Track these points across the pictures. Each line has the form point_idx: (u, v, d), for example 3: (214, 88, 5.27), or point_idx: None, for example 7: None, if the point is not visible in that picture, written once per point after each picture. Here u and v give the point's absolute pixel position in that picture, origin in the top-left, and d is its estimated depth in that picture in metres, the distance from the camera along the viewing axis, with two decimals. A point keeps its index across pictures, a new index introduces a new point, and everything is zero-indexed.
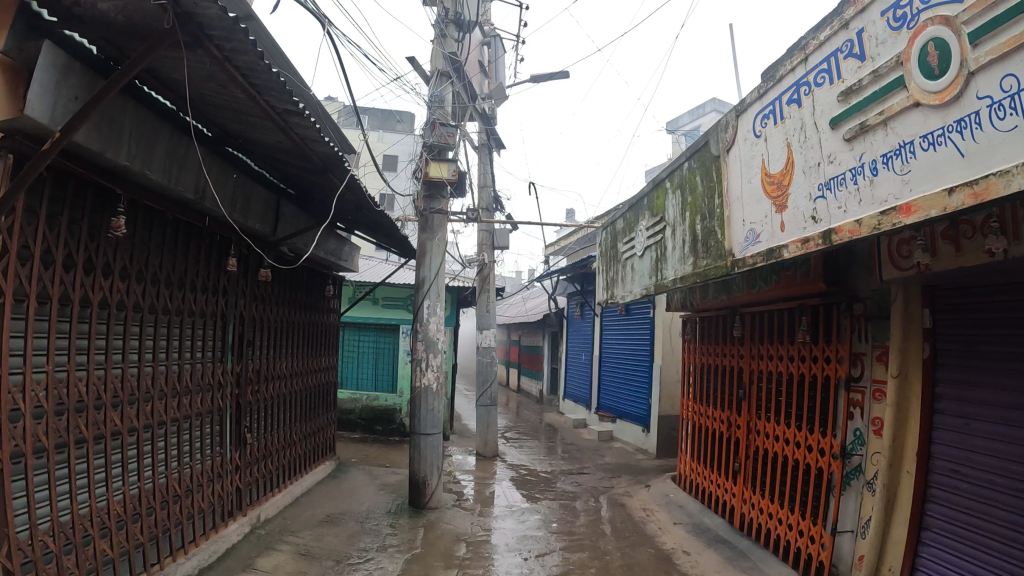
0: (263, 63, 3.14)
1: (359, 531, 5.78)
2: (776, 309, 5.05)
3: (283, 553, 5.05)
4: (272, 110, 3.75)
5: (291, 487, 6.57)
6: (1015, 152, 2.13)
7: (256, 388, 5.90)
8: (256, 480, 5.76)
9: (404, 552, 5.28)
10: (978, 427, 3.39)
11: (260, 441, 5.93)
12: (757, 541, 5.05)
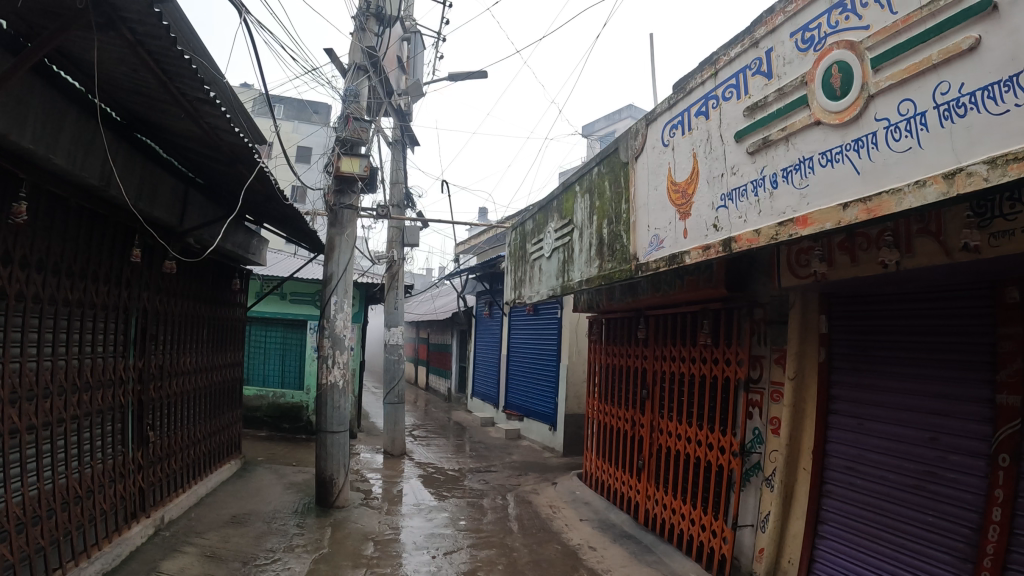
0: (177, 49, 3.03)
1: (267, 531, 5.62)
2: (679, 311, 5.18)
3: (188, 555, 4.87)
4: (183, 99, 3.64)
5: (195, 487, 6.34)
6: (909, 171, 2.27)
7: (159, 384, 5.66)
8: (158, 480, 5.52)
9: (311, 552, 5.17)
10: (870, 426, 3.57)
11: (162, 439, 5.69)
12: (661, 536, 5.18)
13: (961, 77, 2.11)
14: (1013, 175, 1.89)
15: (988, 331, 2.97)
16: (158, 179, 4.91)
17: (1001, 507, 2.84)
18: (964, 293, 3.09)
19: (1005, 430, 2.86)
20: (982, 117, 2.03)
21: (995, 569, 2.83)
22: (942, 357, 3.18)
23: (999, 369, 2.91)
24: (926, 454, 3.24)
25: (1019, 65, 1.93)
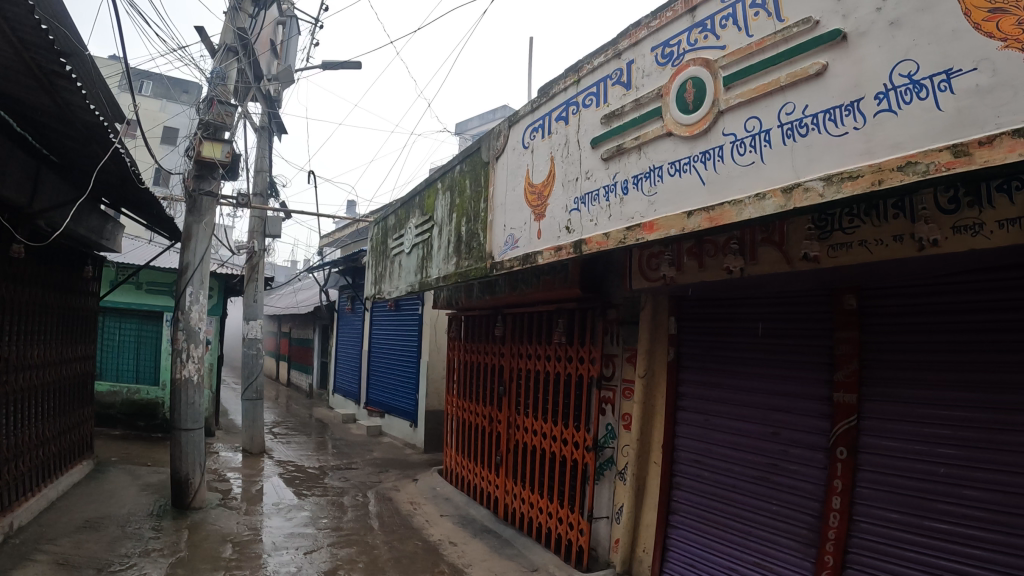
0: (32, 18, 2.83)
1: (121, 535, 5.30)
2: (535, 310, 5.30)
3: (40, 564, 4.51)
4: (36, 69, 3.41)
5: (46, 490, 5.85)
6: (750, 184, 2.44)
7: (5, 378, 5.21)
8: (7, 483, 5.08)
9: (167, 556, 4.93)
10: (715, 422, 3.75)
11: (9, 439, 5.24)
12: (520, 529, 5.27)
13: (806, 99, 2.29)
14: (847, 192, 2.08)
15: (827, 334, 3.20)
16: (8, 155, 4.52)
17: (839, 496, 3.06)
18: (804, 298, 3.31)
19: (842, 425, 3.09)
20: (822, 138, 2.21)
21: (837, 553, 3.03)
22: (785, 358, 3.41)
23: (838, 370, 3.13)
24: (770, 447, 3.44)
25: (860, 91, 2.11)
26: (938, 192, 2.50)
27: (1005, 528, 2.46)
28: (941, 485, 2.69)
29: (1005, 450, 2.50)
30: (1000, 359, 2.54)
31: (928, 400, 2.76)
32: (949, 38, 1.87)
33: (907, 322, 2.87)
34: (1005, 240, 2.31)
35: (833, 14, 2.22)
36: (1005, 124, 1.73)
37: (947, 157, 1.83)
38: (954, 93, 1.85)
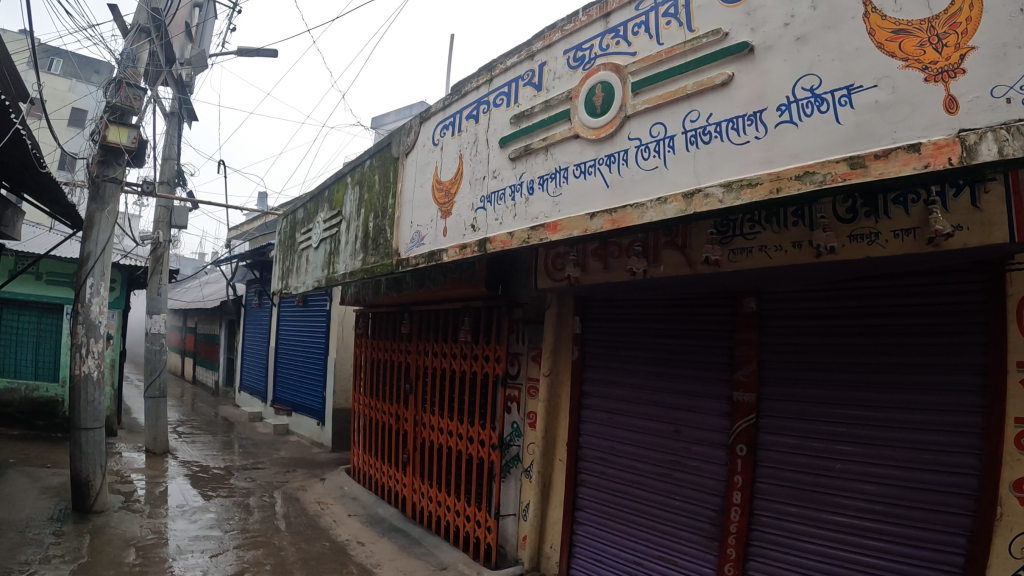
0: None
1: (17, 542, 5.01)
2: (442, 308, 5.27)
3: None
4: None
5: None
6: (654, 189, 2.50)
7: None
8: None
9: (68, 562, 4.69)
10: (619, 420, 3.82)
11: None
12: (429, 528, 5.20)
13: (710, 108, 2.36)
14: (746, 198, 2.16)
15: (727, 335, 3.30)
16: None
17: (740, 491, 3.14)
18: (707, 300, 3.41)
19: (742, 423, 3.17)
20: (724, 145, 2.29)
21: (739, 546, 3.11)
22: (687, 358, 3.48)
23: (737, 370, 3.21)
24: (671, 445, 3.51)
25: (763, 102, 2.20)
26: (837, 202, 2.58)
27: (903, 521, 2.62)
28: (838, 480, 2.82)
29: (900, 447, 2.65)
30: (893, 362, 2.69)
31: (824, 399, 2.89)
32: (853, 55, 1.99)
33: (804, 324, 2.99)
34: (900, 249, 2.40)
35: (742, 27, 2.30)
36: (901, 139, 1.86)
37: (844, 168, 1.94)
38: (854, 107, 1.97)
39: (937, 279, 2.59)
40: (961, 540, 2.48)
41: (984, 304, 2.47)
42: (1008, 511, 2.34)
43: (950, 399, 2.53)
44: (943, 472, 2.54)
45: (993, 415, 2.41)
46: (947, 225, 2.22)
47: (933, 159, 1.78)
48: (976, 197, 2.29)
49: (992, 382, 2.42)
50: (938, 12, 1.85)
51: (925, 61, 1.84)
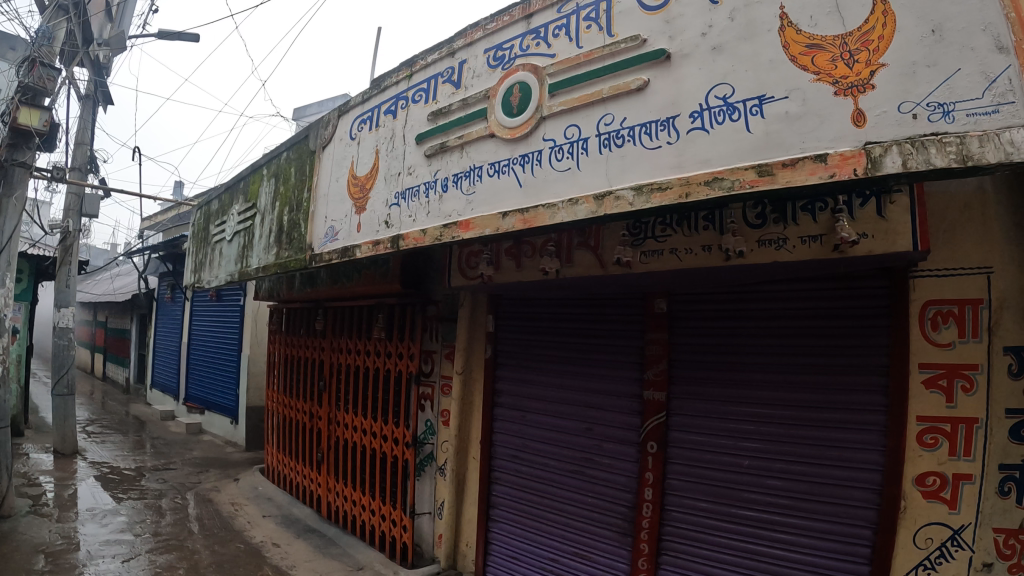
0: None
1: None
2: (356, 305, 5.06)
3: None
4: None
5: None
6: (566, 190, 2.52)
7: None
8: None
9: None
10: (531, 418, 3.83)
11: None
12: (344, 528, 4.99)
13: (624, 112, 2.38)
14: (656, 203, 2.19)
15: (638, 335, 3.35)
16: None
17: (651, 488, 3.18)
18: (619, 300, 3.45)
19: (652, 421, 3.22)
20: (636, 149, 2.33)
21: (651, 540, 3.15)
22: (600, 357, 3.52)
23: (647, 369, 3.27)
24: (583, 442, 3.54)
25: (676, 109, 2.24)
26: (747, 208, 2.60)
27: (810, 514, 2.72)
28: (746, 476, 2.89)
29: (805, 443, 2.75)
30: (801, 362, 2.78)
31: (733, 398, 2.96)
32: (766, 67, 2.08)
33: (714, 325, 3.07)
34: (806, 255, 2.46)
35: (660, 34, 2.33)
36: (809, 149, 1.96)
37: (752, 176, 2.00)
38: (764, 117, 2.05)
39: (843, 285, 2.70)
40: (866, 532, 2.59)
41: (887, 308, 2.59)
42: (911, 504, 2.47)
43: (855, 398, 2.64)
44: (846, 467, 2.65)
45: (895, 414, 2.53)
46: (852, 233, 2.28)
47: (840, 169, 1.87)
48: (882, 207, 2.36)
49: (895, 382, 2.54)
50: (852, 29, 1.95)
51: (837, 76, 1.94)
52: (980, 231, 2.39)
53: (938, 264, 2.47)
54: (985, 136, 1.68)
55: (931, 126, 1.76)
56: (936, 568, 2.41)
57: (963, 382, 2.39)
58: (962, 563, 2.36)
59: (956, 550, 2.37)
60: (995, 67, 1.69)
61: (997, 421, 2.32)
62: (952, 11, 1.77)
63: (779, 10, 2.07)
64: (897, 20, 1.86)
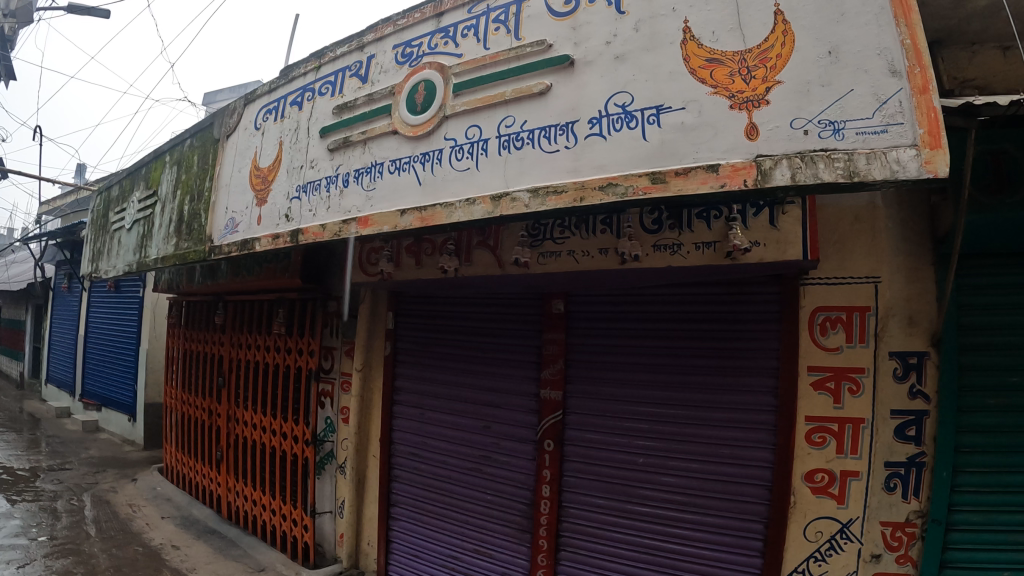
0: None
1: None
2: (258, 299, 4.77)
3: None
4: None
5: None
6: (462, 190, 2.47)
7: None
8: None
9: None
10: (431, 416, 3.74)
11: None
12: (245, 529, 4.78)
13: (525, 115, 2.38)
14: (550, 205, 2.20)
15: (535, 334, 3.36)
16: None
17: (549, 485, 3.20)
18: (517, 300, 3.45)
19: (549, 419, 3.23)
20: (534, 153, 2.33)
21: (550, 537, 3.17)
22: (497, 357, 3.49)
23: (544, 368, 3.28)
24: (481, 440, 3.51)
25: (575, 114, 2.27)
26: (644, 214, 2.65)
27: (704, 509, 2.79)
28: (641, 473, 2.95)
29: (696, 441, 2.83)
30: (694, 364, 2.86)
31: (628, 398, 3.02)
32: (665, 78, 2.14)
33: (611, 326, 3.11)
34: (701, 261, 2.53)
35: (566, 40, 2.36)
36: (701, 159, 2.02)
37: (645, 183, 2.05)
38: (660, 126, 2.11)
39: (736, 290, 2.79)
40: (757, 526, 2.69)
41: (777, 313, 2.69)
42: (801, 500, 2.61)
43: (746, 399, 2.74)
44: (737, 464, 2.74)
45: (784, 416, 2.64)
46: (746, 241, 2.32)
47: (730, 180, 1.96)
48: (774, 217, 2.44)
49: (784, 384, 2.65)
50: (751, 46, 2.04)
51: (733, 90, 2.03)
52: (870, 244, 2.54)
53: (827, 273, 2.60)
54: (871, 154, 1.78)
55: (821, 142, 1.88)
56: (826, 559, 2.56)
57: (849, 384, 2.54)
58: (852, 555, 2.52)
59: (845, 542, 2.53)
60: (887, 89, 1.80)
61: (881, 421, 2.49)
62: (849, 35, 1.89)
63: (683, 24, 2.15)
64: (796, 40, 1.96)
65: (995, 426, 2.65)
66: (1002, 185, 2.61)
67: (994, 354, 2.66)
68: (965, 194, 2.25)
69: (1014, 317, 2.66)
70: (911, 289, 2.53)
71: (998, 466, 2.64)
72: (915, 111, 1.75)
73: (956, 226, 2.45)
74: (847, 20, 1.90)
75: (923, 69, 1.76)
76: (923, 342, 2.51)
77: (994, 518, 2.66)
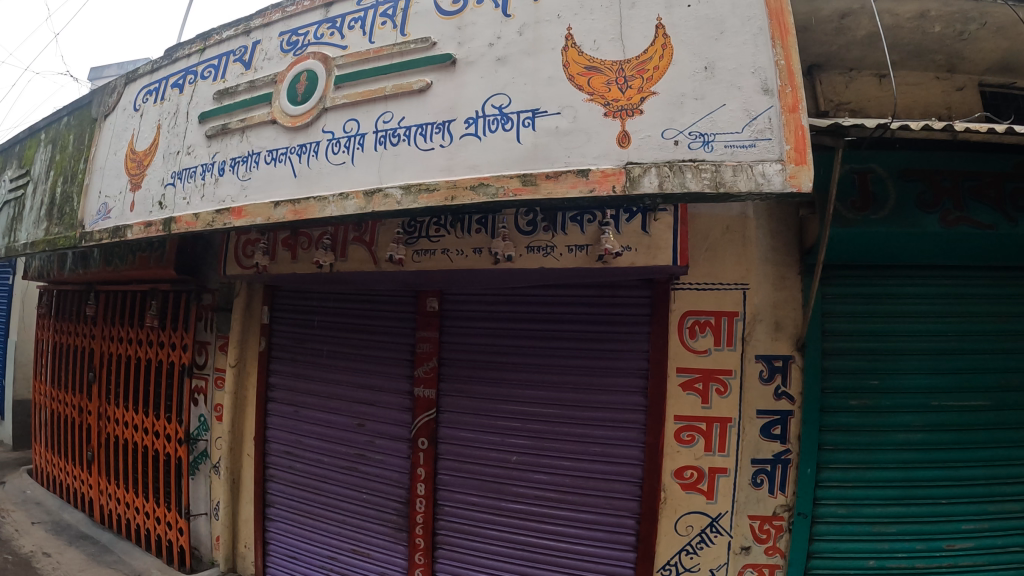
0: None
1: None
2: (128, 289, 4.45)
3: None
4: None
5: None
6: (337, 184, 2.45)
7: None
8: None
9: None
10: (305, 413, 3.62)
11: None
12: (120, 533, 4.56)
13: (403, 111, 2.38)
14: (422, 203, 2.19)
15: (408, 333, 3.26)
16: None
17: (423, 483, 3.15)
18: (391, 297, 3.33)
19: (421, 418, 3.16)
20: (410, 149, 2.33)
21: (426, 535, 3.14)
22: (370, 353, 3.38)
23: (416, 367, 3.19)
24: (354, 438, 3.42)
25: (452, 114, 2.28)
26: (519, 214, 2.66)
27: (577, 506, 2.84)
28: (513, 471, 2.97)
29: (567, 439, 2.87)
30: (566, 365, 2.89)
31: (500, 396, 3.01)
32: (544, 83, 2.17)
33: (482, 324, 3.08)
34: (573, 264, 2.58)
35: (450, 40, 2.37)
36: (573, 164, 2.07)
37: (516, 184, 2.06)
38: (535, 130, 2.13)
39: (608, 292, 2.83)
40: (630, 522, 2.76)
41: (648, 316, 2.76)
42: (671, 496, 2.70)
43: (617, 398, 2.79)
44: (609, 462, 2.80)
45: (653, 416, 2.71)
46: (617, 246, 2.38)
47: (600, 185, 1.99)
48: (646, 223, 2.51)
49: (652, 385, 2.72)
50: (630, 57, 2.10)
51: (609, 98, 2.08)
52: (740, 252, 2.67)
53: (697, 278, 2.69)
54: (738, 167, 1.88)
55: (691, 153, 1.95)
56: (697, 552, 2.70)
57: (717, 385, 2.65)
58: (721, 547, 2.68)
59: (715, 535, 2.68)
60: (758, 106, 1.91)
61: (748, 421, 2.63)
62: (726, 52, 1.99)
63: (566, 31, 2.19)
64: (674, 54, 2.04)
65: (856, 425, 2.80)
66: (868, 201, 2.75)
67: (851, 358, 2.80)
68: (830, 211, 2.35)
69: (868, 325, 2.82)
70: (777, 296, 2.66)
71: (861, 462, 2.79)
72: (784, 128, 1.86)
73: (820, 240, 2.57)
74: (726, 38, 1.99)
75: (794, 90, 1.89)
76: (788, 347, 2.66)
77: (858, 511, 2.80)
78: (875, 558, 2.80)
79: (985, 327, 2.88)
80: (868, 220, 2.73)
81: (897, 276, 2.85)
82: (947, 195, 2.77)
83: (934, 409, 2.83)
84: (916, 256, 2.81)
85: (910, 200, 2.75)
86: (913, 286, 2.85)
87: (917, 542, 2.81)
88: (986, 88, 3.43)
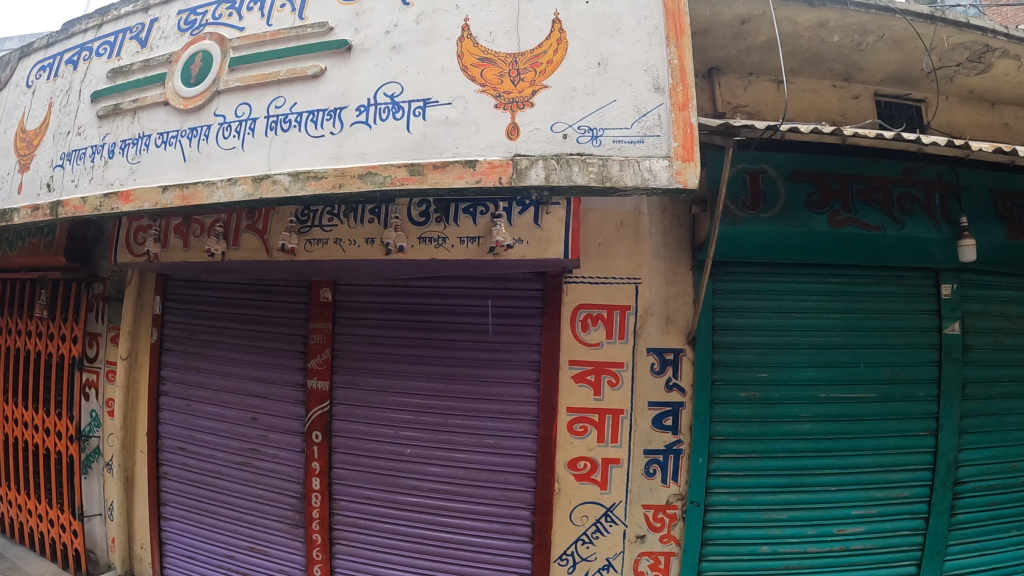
0: None
1: None
2: (16, 279, 4.27)
3: None
4: None
5: None
6: (225, 170, 2.41)
7: None
8: None
9: None
10: (198, 408, 3.54)
11: None
12: (11, 538, 4.38)
13: (295, 97, 2.37)
14: (310, 190, 2.18)
15: (301, 324, 3.22)
16: None
17: (319, 477, 3.13)
18: (284, 287, 3.28)
19: (315, 410, 3.13)
20: (300, 136, 2.32)
21: (324, 530, 3.12)
22: (264, 345, 3.33)
23: (309, 359, 3.16)
24: (249, 433, 3.37)
25: (344, 101, 2.28)
26: (412, 205, 2.71)
27: (471, 498, 2.87)
28: (408, 464, 2.98)
29: (460, 432, 2.89)
30: (458, 356, 2.91)
31: (394, 389, 3.01)
32: (437, 73, 2.19)
33: (379, 317, 3.06)
34: (464, 255, 2.64)
35: (347, 25, 2.37)
36: (461, 155, 2.08)
37: (403, 174, 2.08)
38: (425, 119, 2.15)
39: (500, 284, 2.86)
40: (524, 513, 2.81)
41: (541, 309, 2.81)
42: (566, 487, 2.77)
43: (509, 390, 2.83)
44: (500, 453, 2.84)
45: (546, 407, 2.76)
46: (508, 239, 2.47)
47: (486, 176, 2.01)
48: (538, 216, 2.58)
49: (546, 376, 2.76)
50: (525, 50, 2.13)
51: (501, 90, 2.11)
52: (632, 249, 2.76)
53: (591, 272, 2.76)
54: (625, 161, 1.93)
55: (578, 147, 2.00)
56: (593, 541, 2.77)
57: (609, 377, 2.74)
58: (616, 536, 2.76)
59: (610, 524, 2.76)
60: (648, 103, 1.98)
61: (639, 412, 2.73)
62: (619, 49, 2.05)
63: (463, 21, 2.21)
64: (568, 49, 2.08)
65: (743, 416, 2.89)
66: (759, 200, 2.82)
67: (735, 352, 2.90)
68: (718, 209, 2.41)
69: (751, 319, 2.92)
70: (668, 290, 2.77)
71: (750, 452, 2.89)
72: (672, 126, 1.94)
73: (710, 237, 2.67)
74: (620, 35, 2.06)
75: (685, 88, 1.97)
76: (679, 340, 2.77)
77: (749, 499, 2.90)
78: (767, 544, 2.91)
79: (869, 323, 3.01)
80: (758, 219, 2.80)
81: (778, 273, 2.95)
82: (835, 195, 2.89)
83: (820, 401, 2.95)
84: (803, 254, 2.88)
85: (799, 199, 2.85)
86: (800, 283, 2.96)
87: (808, 527, 2.93)
88: (880, 97, 3.60)
